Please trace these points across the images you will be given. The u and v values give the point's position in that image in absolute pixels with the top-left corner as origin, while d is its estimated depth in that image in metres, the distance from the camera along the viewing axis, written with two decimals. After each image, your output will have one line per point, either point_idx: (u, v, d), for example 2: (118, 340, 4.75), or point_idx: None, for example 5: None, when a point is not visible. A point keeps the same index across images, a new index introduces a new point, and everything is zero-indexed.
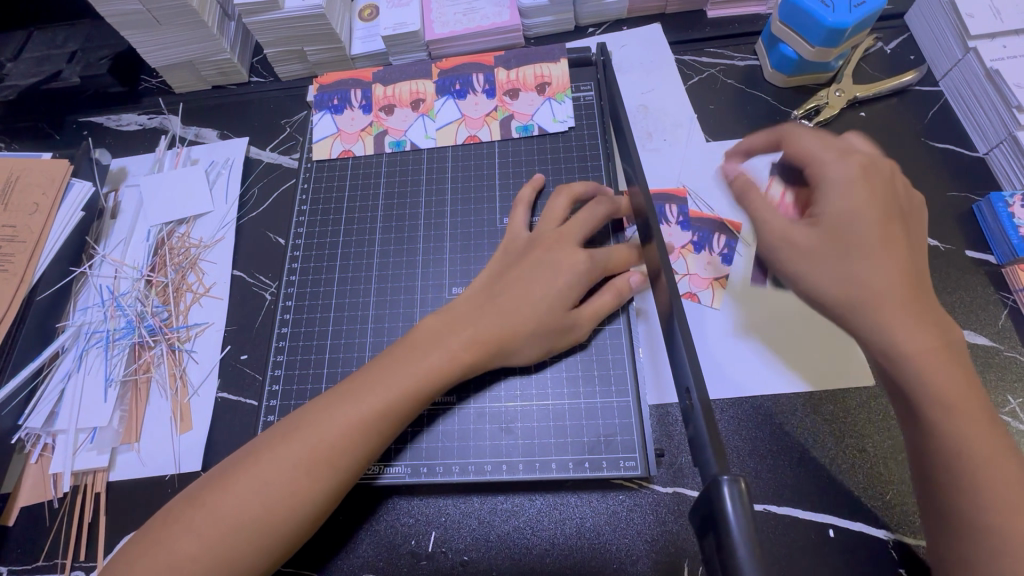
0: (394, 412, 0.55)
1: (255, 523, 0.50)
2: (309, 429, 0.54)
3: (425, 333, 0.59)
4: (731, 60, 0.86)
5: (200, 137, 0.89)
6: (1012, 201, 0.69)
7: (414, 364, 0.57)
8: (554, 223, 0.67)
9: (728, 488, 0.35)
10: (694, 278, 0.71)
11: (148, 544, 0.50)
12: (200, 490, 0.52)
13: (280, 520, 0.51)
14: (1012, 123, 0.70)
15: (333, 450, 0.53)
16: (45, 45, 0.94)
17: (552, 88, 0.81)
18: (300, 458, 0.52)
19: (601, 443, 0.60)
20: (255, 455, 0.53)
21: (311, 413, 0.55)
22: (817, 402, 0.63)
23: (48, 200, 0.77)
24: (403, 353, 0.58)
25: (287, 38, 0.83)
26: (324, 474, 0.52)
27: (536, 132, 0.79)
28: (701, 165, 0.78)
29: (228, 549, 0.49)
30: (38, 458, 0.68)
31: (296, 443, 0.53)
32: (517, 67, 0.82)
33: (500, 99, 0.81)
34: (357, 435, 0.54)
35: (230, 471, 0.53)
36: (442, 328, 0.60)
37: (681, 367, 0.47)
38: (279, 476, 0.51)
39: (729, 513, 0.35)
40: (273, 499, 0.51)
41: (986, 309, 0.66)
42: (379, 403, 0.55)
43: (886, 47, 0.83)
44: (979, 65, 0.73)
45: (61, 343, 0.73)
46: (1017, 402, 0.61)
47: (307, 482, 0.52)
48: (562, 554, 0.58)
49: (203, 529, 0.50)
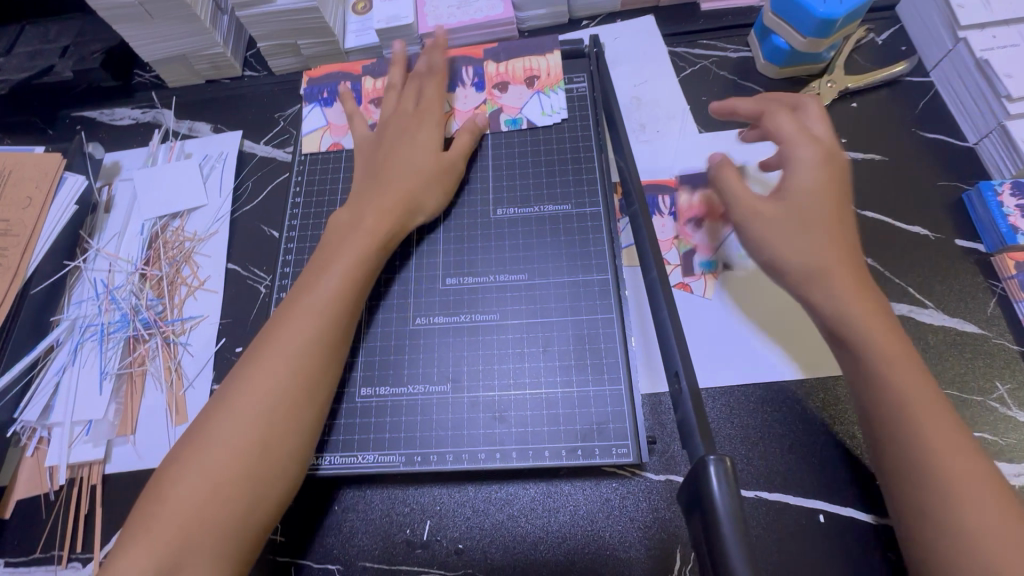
0: (348, 298, 0.61)
1: (269, 445, 0.53)
2: (261, 353, 0.57)
3: (352, 233, 0.65)
4: (725, 51, 0.86)
5: (193, 131, 0.89)
6: (1000, 189, 0.69)
7: (341, 259, 0.62)
8: (408, 103, 0.76)
9: (714, 466, 0.36)
10: (686, 268, 0.71)
11: (159, 500, 0.50)
12: (190, 448, 0.53)
13: (277, 447, 0.53)
14: (1002, 113, 0.70)
15: (290, 362, 0.56)
16: (38, 39, 0.94)
17: (541, 81, 0.80)
18: (269, 375, 0.55)
19: (593, 431, 0.60)
20: (231, 392, 0.55)
21: (270, 332, 0.58)
22: (808, 390, 0.63)
23: (41, 194, 0.77)
24: (332, 251, 0.64)
25: (281, 31, 0.83)
26: (288, 384, 0.55)
27: (524, 126, 0.78)
28: (691, 155, 0.78)
29: (243, 486, 0.51)
30: (34, 451, 0.68)
31: (253, 369, 0.56)
32: (507, 60, 0.81)
33: (489, 92, 0.80)
34: (319, 334, 0.58)
35: (213, 413, 0.55)
36: (352, 218, 0.66)
37: (669, 352, 0.48)
38: (249, 403, 0.54)
39: (715, 490, 0.36)
40: (277, 417, 0.54)
41: (975, 297, 0.67)
42: (319, 309, 0.59)
43: (878, 38, 0.84)
44: (969, 55, 0.74)
45: (55, 337, 0.73)
46: (1005, 388, 0.62)
47: (271, 399, 0.54)
48: (557, 541, 0.59)
49: (211, 473, 0.51)
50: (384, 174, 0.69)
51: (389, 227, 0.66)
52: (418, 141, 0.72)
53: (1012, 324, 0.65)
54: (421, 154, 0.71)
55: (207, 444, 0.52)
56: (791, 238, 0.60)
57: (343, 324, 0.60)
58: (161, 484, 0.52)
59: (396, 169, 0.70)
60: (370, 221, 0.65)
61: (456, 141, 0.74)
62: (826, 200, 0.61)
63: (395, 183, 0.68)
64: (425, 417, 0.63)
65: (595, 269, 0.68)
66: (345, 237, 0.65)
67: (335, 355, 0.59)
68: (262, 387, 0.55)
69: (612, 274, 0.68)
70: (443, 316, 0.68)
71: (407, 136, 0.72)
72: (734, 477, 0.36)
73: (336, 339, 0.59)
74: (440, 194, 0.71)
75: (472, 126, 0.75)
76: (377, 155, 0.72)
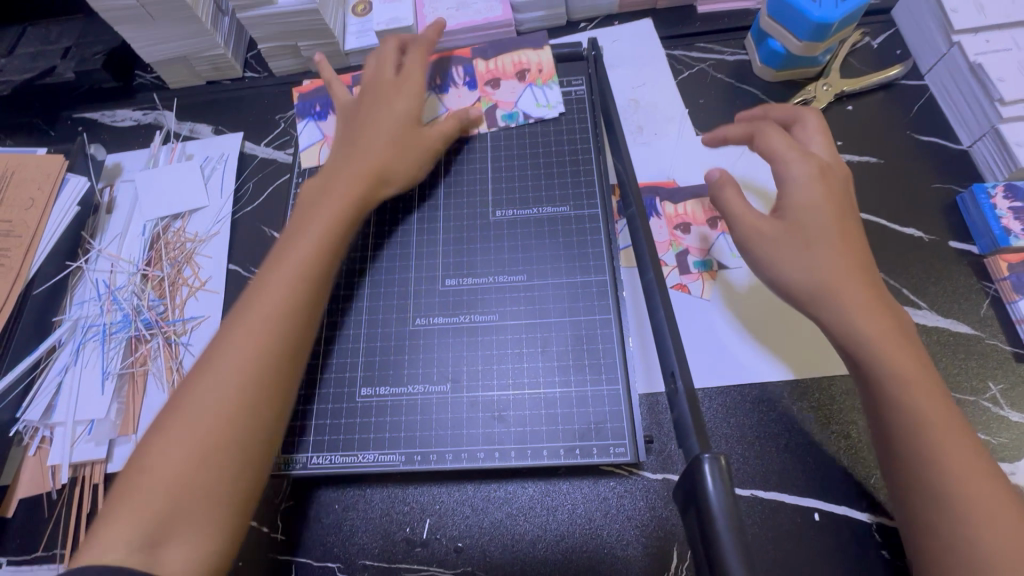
0: (326, 260, 0.60)
1: (253, 409, 0.52)
2: (240, 320, 0.55)
3: (327, 198, 0.64)
4: (722, 54, 0.87)
5: (194, 132, 0.90)
6: (993, 192, 0.70)
7: (317, 224, 0.62)
8: (386, 68, 0.75)
9: (709, 464, 0.37)
10: (683, 270, 0.72)
11: (144, 471, 0.49)
12: (171, 417, 0.51)
13: (263, 410, 0.53)
14: (995, 116, 0.71)
15: (272, 325, 0.55)
16: (39, 40, 0.94)
17: (532, 75, 0.81)
18: (251, 339, 0.54)
19: (591, 430, 0.61)
20: (210, 360, 0.54)
21: (247, 297, 0.57)
22: (804, 390, 0.64)
23: (44, 195, 0.78)
24: (308, 217, 0.63)
25: (281, 33, 0.84)
26: (270, 347, 0.54)
27: (521, 120, 0.79)
28: (689, 157, 0.79)
29: (233, 452, 0.50)
30: (37, 451, 0.69)
31: (232, 336, 0.54)
32: (495, 56, 0.82)
33: (482, 89, 0.80)
34: (299, 296, 0.57)
35: (192, 381, 0.53)
36: (328, 186, 0.66)
37: (666, 352, 0.48)
38: (230, 370, 0.53)
39: (709, 488, 0.36)
40: (261, 381, 0.53)
41: (968, 298, 0.68)
42: (299, 272, 0.58)
43: (873, 41, 0.85)
44: (963, 58, 0.74)
45: (57, 337, 0.74)
46: (998, 388, 0.63)
47: (252, 360, 0.53)
48: (555, 538, 0.60)
49: (196, 439, 0.50)
50: (359, 146, 0.69)
51: (365, 193, 0.66)
52: (396, 110, 0.72)
53: (1005, 326, 0.66)
54: (403, 127, 0.71)
55: (190, 413, 0.51)
56: (797, 259, 0.58)
57: (321, 286, 0.60)
58: (143, 455, 0.50)
59: (375, 139, 0.69)
60: (344, 188, 0.65)
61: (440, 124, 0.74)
62: (827, 216, 0.59)
63: (373, 152, 0.68)
64: (424, 416, 0.63)
65: (593, 271, 0.69)
66: (320, 202, 0.64)
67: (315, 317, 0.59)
68: (245, 353, 0.54)
69: (609, 275, 0.68)
70: (442, 317, 0.68)
71: (383, 103, 0.72)
72: (728, 475, 0.37)
73: (316, 301, 0.59)
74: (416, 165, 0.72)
75: (461, 115, 0.76)
76: (352, 128, 0.71)
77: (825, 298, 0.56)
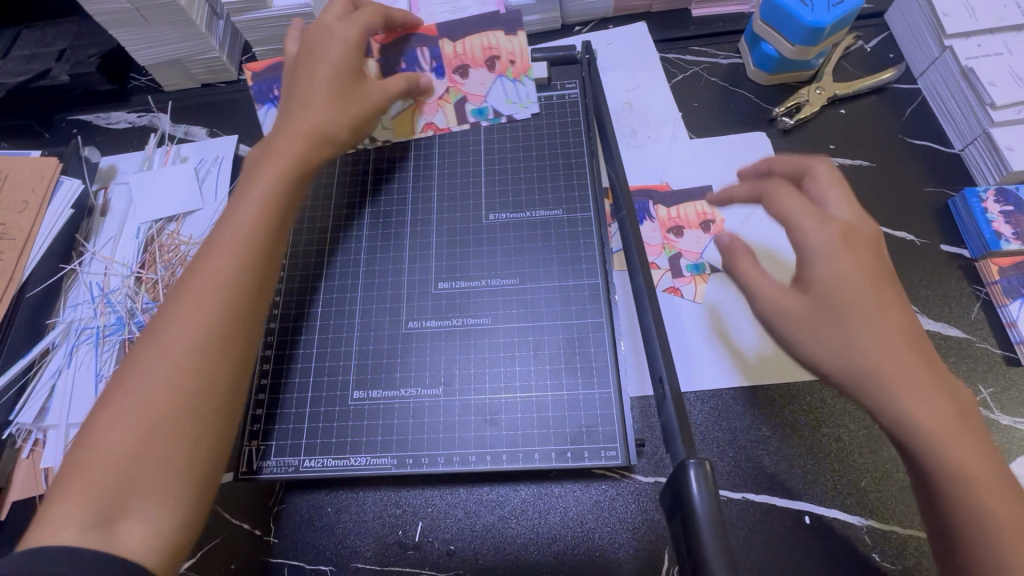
0: (270, 224, 0.58)
1: (201, 380, 0.51)
2: (185, 291, 0.54)
3: (270, 157, 0.62)
4: (715, 58, 0.87)
5: (189, 135, 0.90)
6: (984, 196, 0.70)
7: (261, 187, 0.60)
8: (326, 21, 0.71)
9: (693, 469, 0.37)
10: (676, 274, 0.72)
11: (90, 448, 0.48)
12: (116, 391, 0.50)
13: (212, 380, 0.51)
14: (986, 120, 0.72)
15: (219, 293, 0.53)
16: (35, 43, 0.94)
17: (501, 64, 0.79)
18: (195, 309, 0.52)
19: (582, 433, 0.61)
20: (155, 333, 0.52)
21: (192, 268, 0.55)
22: (795, 393, 0.64)
23: (37, 198, 0.78)
24: (252, 180, 0.61)
25: (275, 36, 0.84)
26: (218, 316, 0.53)
27: (491, 116, 0.79)
28: (682, 160, 0.79)
29: (184, 424, 0.49)
30: (30, 454, 0.69)
31: (178, 307, 0.53)
32: (462, 39, 0.78)
33: (450, 77, 0.79)
34: (243, 263, 0.55)
35: (137, 356, 0.51)
36: (271, 146, 0.63)
37: (654, 358, 0.49)
38: (176, 341, 0.51)
39: (694, 494, 0.36)
40: (207, 350, 0.52)
41: (959, 301, 0.68)
42: (244, 239, 0.56)
43: (866, 45, 0.85)
44: (955, 63, 0.75)
45: (50, 340, 0.74)
46: (988, 392, 0.63)
47: (199, 330, 0.52)
48: (547, 542, 0.60)
49: (145, 414, 0.48)
50: (303, 103, 0.66)
51: (308, 153, 0.64)
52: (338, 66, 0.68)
53: (996, 329, 0.66)
54: (348, 88, 0.68)
55: (137, 386, 0.49)
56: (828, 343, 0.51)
57: (267, 252, 0.58)
58: (91, 432, 0.48)
59: (314, 97, 0.66)
60: (289, 148, 0.63)
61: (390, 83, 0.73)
62: (859, 289, 0.51)
63: (314, 112, 0.65)
64: (416, 420, 0.64)
65: (585, 274, 0.69)
66: (264, 163, 0.62)
67: (266, 284, 0.57)
68: (191, 323, 0.52)
69: (601, 278, 0.68)
70: (435, 320, 0.68)
71: (324, 57, 0.68)
72: (713, 480, 0.37)
73: (266, 267, 0.57)
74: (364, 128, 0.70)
75: (415, 83, 0.76)
76: (294, 87, 0.67)
77: (870, 383, 0.49)
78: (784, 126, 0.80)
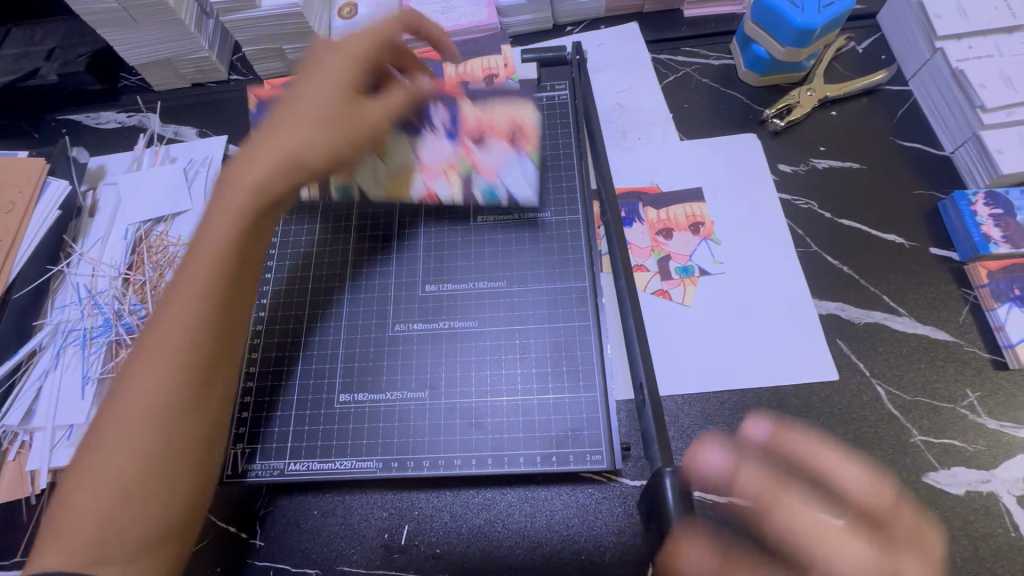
0: (233, 271, 0.55)
1: (166, 435, 0.50)
2: (146, 342, 0.52)
3: (238, 189, 0.57)
4: (707, 59, 0.87)
5: (178, 135, 0.89)
6: (974, 199, 0.70)
7: (223, 227, 0.56)
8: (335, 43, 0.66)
9: (668, 478, 0.46)
10: (664, 277, 0.72)
11: (65, 512, 0.47)
12: (90, 443, 0.50)
13: (171, 432, 0.50)
14: (976, 122, 0.71)
15: (173, 345, 0.51)
16: (24, 42, 0.94)
17: (524, 138, 0.76)
18: (160, 362, 0.50)
19: (568, 437, 0.61)
20: (121, 391, 0.51)
21: (159, 316, 0.53)
22: (782, 397, 0.64)
23: (24, 198, 0.78)
24: (215, 218, 0.56)
25: (264, 36, 0.83)
26: (176, 371, 0.51)
27: (503, 201, 0.74)
28: (672, 162, 0.79)
29: (144, 483, 0.48)
30: (16, 456, 0.69)
31: (137, 361, 0.51)
32: (488, 110, 0.77)
33: (465, 143, 0.75)
34: (208, 312, 0.53)
35: (104, 414, 0.50)
36: (243, 175, 0.58)
37: (635, 365, 0.53)
38: (134, 398, 0.50)
39: (668, 500, 0.46)
40: (168, 401, 0.50)
41: (947, 304, 0.68)
42: (206, 288, 0.53)
43: (858, 46, 0.85)
44: (946, 64, 0.74)
45: (38, 341, 0.74)
46: (975, 396, 0.63)
47: (155, 384, 0.50)
48: (532, 545, 0.60)
49: (113, 475, 0.48)
50: (283, 130, 0.60)
51: (275, 185, 0.58)
52: (328, 87, 0.62)
53: (984, 332, 0.66)
54: (331, 108, 0.61)
55: (105, 441, 0.49)
56: None
57: (231, 297, 0.55)
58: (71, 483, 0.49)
59: (293, 120, 0.60)
60: (257, 180, 0.57)
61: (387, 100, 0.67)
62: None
63: (288, 137, 0.59)
64: (402, 423, 0.63)
65: (573, 277, 0.69)
66: (226, 193, 0.57)
67: (228, 329, 0.55)
68: (156, 380, 0.50)
69: (589, 281, 0.68)
70: (422, 323, 0.68)
71: (315, 82, 0.62)
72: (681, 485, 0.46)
73: (228, 314, 0.55)
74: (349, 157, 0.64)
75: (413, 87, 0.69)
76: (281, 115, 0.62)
77: None
78: (775, 128, 0.79)
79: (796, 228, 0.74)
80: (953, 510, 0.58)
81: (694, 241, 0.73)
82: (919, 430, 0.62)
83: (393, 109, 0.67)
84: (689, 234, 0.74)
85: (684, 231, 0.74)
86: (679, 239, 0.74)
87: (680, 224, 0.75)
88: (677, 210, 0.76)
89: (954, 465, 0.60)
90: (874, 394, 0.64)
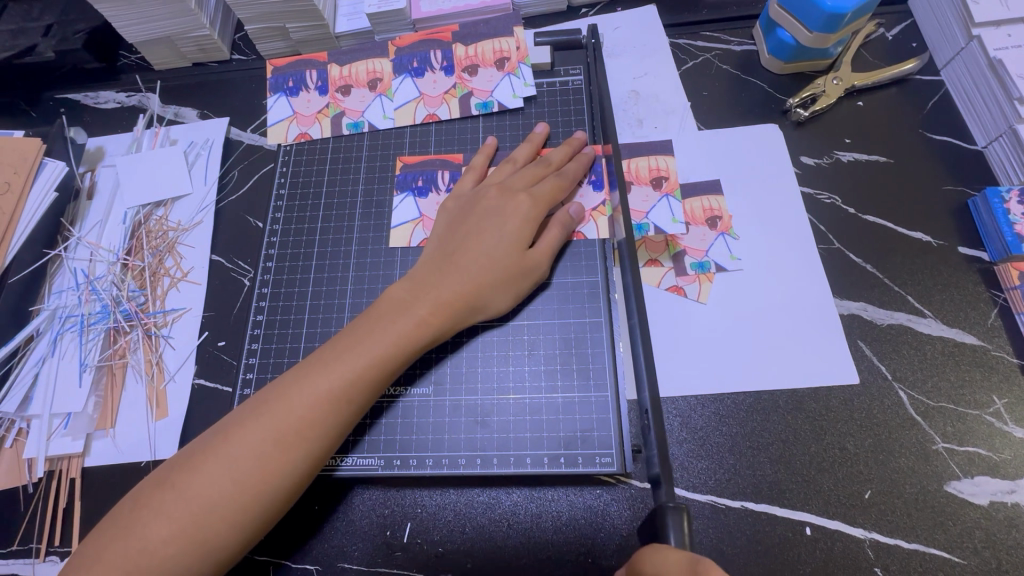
0: (355, 393, 0.55)
1: (237, 505, 0.51)
2: (279, 403, 0.53)
3: (393, 317, 0.58)
4: (727, 44, 0.83)
5: (178, 116, 0.87)
6: (1008, 196, 0.67)
7: (375, 344, 0.56)
8: (526, 178, 0.66)
9: (672, 517, 0.44)
10: (680, 272, 0.69)
11: (125, 533, 0.50)
12: (201, 453, 0.52)
13: (265, 503, 0.51)
14: (1013, 114, 0.68)
15: (298, 430, 0.53)
16: (21, 17, 0.90)
17: (511, 62, 0.77)
18: (264, 447, 0.52)
19: (577, 438, 0.59)
20: (218, 440, 0.53)
21: (280, 390, 0.54)
22: (800, 401, 0.62)
23: (20, 179, 0.75)
24: (372, 325, 0.57)
25: (267, 15, 0.79)
26: (298, 464, 0.52)
27: (495, 109, 0.76)
28: (689, 152, 0.76)
29: (221, 524, 0.50)
30: (13, 443, 0.68)
31: (266, 420, 0.53)
32: (476, 42, 0.78)
33: (459, 75, 0.78)
34: (321, 417, 0.53)
35: (201, 453, 0.52)
36: (407, 297, 0.59)
37: (641, 377, 0.50)
38: (252, 454, 0.51)
39: (671, 536, 0.44)
40: (246, 475, 0.51)
41: (975, 307, 0.65)
42: (323, 400, 0.54)
43: (888, 33, 0.81)
44: (982, 54, 0.71)
45: (35, 326, 0.72)
46: (1002, 402, 0.60)
47: (278, 464, 0.52)
48: (539, 546, 0.58)
49: (181, 523, 0.50)
50: (451, 266, 0.61)
51: (421, 325, 0.58)
52: (504, 217, 0.63)
53: (1012, 337, 0.63)
54: (487, 244, 0.61)
55: (191, 484, 0.51)
56: None
57: (346, 419, 0.55)
58: (163, 484, 0.52)
59: (457, 259, 0.61)
60: (416, 312, 0.58)
61: (545, 242, 0.64)
62: None
63: (454, 278, 0.60)
64: (406, 421, 0.62)
65: (585, 271, 0.66)
66: (387, 314, 0.58)
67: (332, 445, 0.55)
68: (255, 467, 0.51)
69: (602, 277, 0.66)
70: None
71: (506, 207, 0.63)
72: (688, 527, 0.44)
73: (340, 429, 0.55)
74: (508, 299, 0.62)
75: (564, 220, 0.65)
76: (456, 234, 0.63)
77: None
78: (798, 118, 0.76)
79: (818, 224, 0.71)
80: (976, 521, 0.56)
81: (714, 236, 0.70)
82: (942, 436, 0.59)
83: (550, 253, 0.63)
84: (707, 228, 0.71)
85: (703, 227, 0.71)
86: (697, 235, 0.70)
87: (700, 220, 0.71)
88: (699, 203, 0.72)
89: (979, 474, 0.58)
90: (895, 398, 0.61)
